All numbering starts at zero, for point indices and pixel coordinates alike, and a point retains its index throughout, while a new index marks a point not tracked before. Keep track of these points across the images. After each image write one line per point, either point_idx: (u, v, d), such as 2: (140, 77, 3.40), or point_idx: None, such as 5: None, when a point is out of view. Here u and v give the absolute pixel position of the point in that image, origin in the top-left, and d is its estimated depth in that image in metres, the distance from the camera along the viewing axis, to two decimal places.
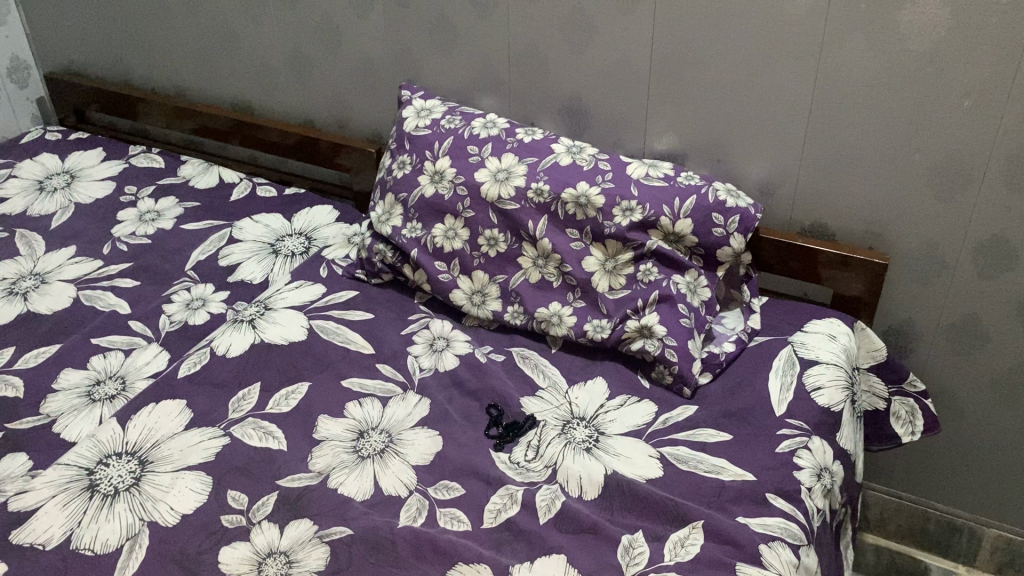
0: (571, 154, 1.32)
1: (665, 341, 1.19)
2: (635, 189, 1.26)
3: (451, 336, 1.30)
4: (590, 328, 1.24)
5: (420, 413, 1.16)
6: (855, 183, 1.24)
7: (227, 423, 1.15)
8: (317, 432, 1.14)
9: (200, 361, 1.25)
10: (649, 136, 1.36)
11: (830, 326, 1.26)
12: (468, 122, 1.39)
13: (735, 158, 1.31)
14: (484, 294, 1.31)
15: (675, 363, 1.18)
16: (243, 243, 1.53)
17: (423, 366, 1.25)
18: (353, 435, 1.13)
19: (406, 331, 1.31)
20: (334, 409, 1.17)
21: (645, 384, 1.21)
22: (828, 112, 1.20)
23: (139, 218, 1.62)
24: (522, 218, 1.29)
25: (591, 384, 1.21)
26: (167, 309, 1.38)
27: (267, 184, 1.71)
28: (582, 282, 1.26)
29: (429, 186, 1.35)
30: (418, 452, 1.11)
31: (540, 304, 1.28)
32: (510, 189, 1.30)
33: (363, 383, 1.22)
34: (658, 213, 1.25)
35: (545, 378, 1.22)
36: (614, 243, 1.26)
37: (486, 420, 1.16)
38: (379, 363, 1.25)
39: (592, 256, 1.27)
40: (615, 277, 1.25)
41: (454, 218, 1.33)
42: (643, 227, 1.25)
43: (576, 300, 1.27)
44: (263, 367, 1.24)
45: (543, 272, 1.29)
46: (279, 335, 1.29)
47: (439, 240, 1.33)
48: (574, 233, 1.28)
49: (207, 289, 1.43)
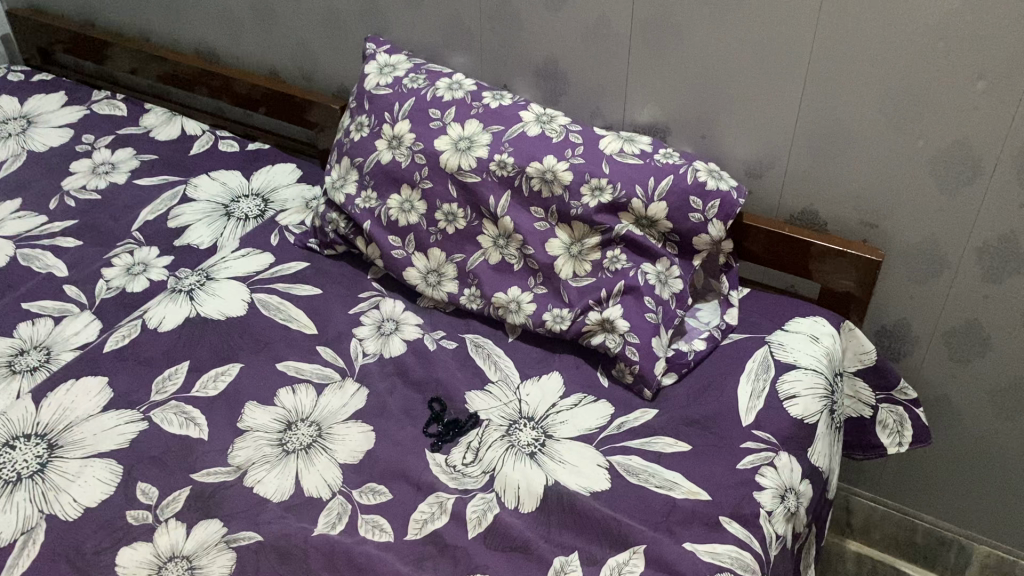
0: (540, 123, 1.20)
1: (628, 337, 1.08)
2: (606, 165, 1.15)
3: (401, 317, 1.20)
4: (549, 317, 1.14)
5: (356, 404, 1.07)
6: (852, 169, 1.11)
7: (147, 406, 1.07)
8: (242, 422, 1.06)
9: (130, 336, 1.17)
10: (629, 106, 1.23)
11: (814, 326, 1.14)
12: (433, 82, 1.27)
13: (721, 135, 1.18)
14: (440, 274, 1.21)
15: (636, 363, 1.07)
16: (196, 204, 1.44)
17: (366, 351, 1.15)
18: (280, 427, 1.05)
19: (354, 310, 1.21)
20: (264, 395, 1.09)
21: (604, 384, 1.10)
22: (823, 89, 1.07)
23: (92, 170, 1.53)
24: (483, 193, 1.18)
25: (546, 379, 1.11)
26: (106, 274, 1.30)
27: (231, 138, 1.61)
28: (543, 267, 1.15)
29: (386, 151, 1.24)
30: (347, 449, 1.02)
31: (498, 288, 1.18)
32: (471, 160, 1.18)
33: (300, 367, 1.13)
34: (629, 195, 1.13)
35: (496, 370, 1.12)
36: (580, 225, 1.15)
37: (427, 415, 1.06)
38: (319, 346, 1.16)
39: (557, 238, 1.16)
40: (580, 262, 1.14)
41: (411, 188, 1.22)
42: (613, 209, 1.14)
43: (537, 286, 1.16)
44: (196, 346, 1.15)
45: (504, 253, 1.18)
46: (216, 310, 1.20)
47: (394, 212, 1.23)
48: (538, 212, 1.17)
49: (151, 253, 1.34)
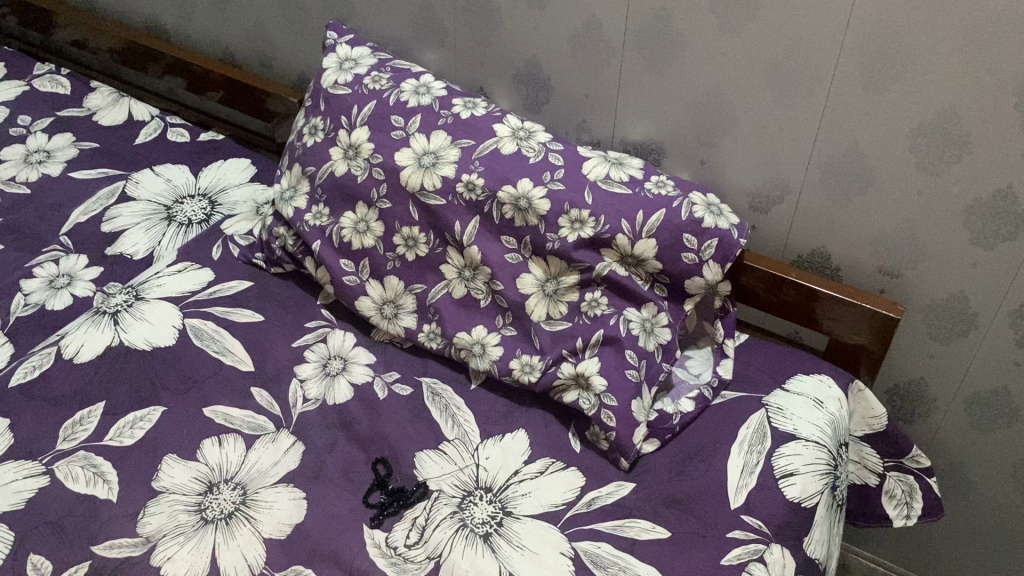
0: (516, 140, 1.04)
1: (604, 399, 0.94)
2: (589, 194, 0.99)
3: (351, 355, 1.06)
4: (517, 365, 0.99)
5: (289, 463, 0.94)
6: (874, 211, 0.96)
7: (51, 457, 0.93)
8: (157, 480, 0.92)
9: (41, 367, 1.02)
10: (620, 121, 1.07)
11: (818, 387, 1.00)
12: (398, 83, 1.10)
13: (725, 162, 1.02)
14: (397, 306, 1.06)
15: (613, 429, 0.93)
16: (135, 204, 1.29)
17: (307, 396, 1.01)
18: (199, 489, 0.91)
19: (298, 343, 1.07)
20: (185, 448, 0.95)
21: (575, 448, 0.96)
22: (845, 121, 0.91)
23: (24, 159, 1.37)
24: (447, 217, 1.02)
25: (510, 439, 0.97)
26: (25, 286, 1.15)
27: (182, 126, 1.46)
28: (513, 306, 1.01)
29: (341, 162, 1.08)
30: (274, 520, 0.89)
31: (461, 327, 1.03)
32: (435, 180, 1.02)
33: (230, 415, 0.99)
34: (614, 230, 0.98)
35: (453, 426, 0.98)
36: (557, 261, 1.00)
37: (370, 480, 0.93)
38: (255, 387, 1.02)
39: (529, 273, 1.01)
40: (555, 303, 0.99)
41: (367, 207, 1.06)
42: (595, 246, 0.99)
43: (505, 327, 1.02)
44: (114, 383, 1.01)
45: (469, 286, 1.03)
46: (142, 338, 1.06)
47: (347, 233, 1.07)
48: (510, 242, 1.01)
49: (78, 263, 1.19)
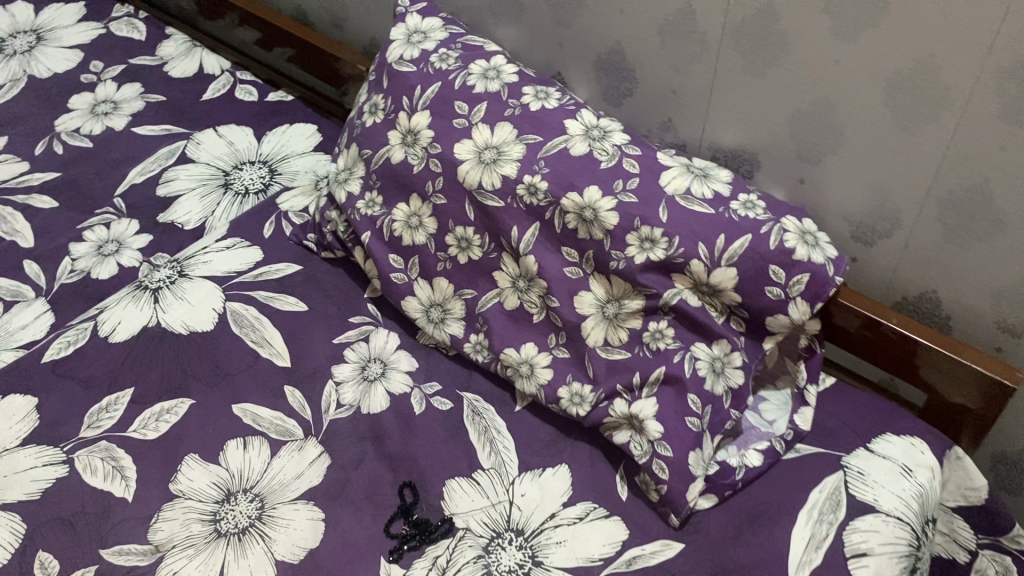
0: (589, 140, 0.92)
1: (657, 447, 0.84)
2: (664, 210, 0.87)
3: (391, 359, 0.99)
4: (566, 394, 0.90)
5: (311, 478, 0.88)
6: (999, 261, 0.81)
7: (72, 445, 0.90)
8: (175, 482, 0.87)
9: (75, 344, 0.99)
10: (710, 124, 0.94)
11: (908, 451, 0.88)
12: (466, 63, 1.00)
13: (826, 183, 0.88)
14: (445, 310, 0.98)
15: (664, 483, 0.83)
16: (193, 167, 1.23)
17: (341, 401, 0.94)
18: (217, 497, 0.86)
19: (339, 340, 1.00)
20: (207, 448, 0.90)
21: (621, 497, 0.87)
22: (975, 155, 0.75)
23: (91, 109, 1.33)
24: (504, 221, 0.92)
25: (550, 475, 0.88)
26: (73, 251, 1.12)
27: (252, 83, 1.39)
28: (568, 327, 0.91)
29: (398, 148, 0.99)
30: (288, 541, 0.83)
31: (509, 343, 0.94)
32: (495, 178, 0.92)
33: (259, 415, 0.93)
34: (689, 254, 0.86)
35: (490, 453, 0.90)
36: (620, 282, 0.89)
37: (394, 506, 0.86)
38: (288, 386, 0.96)
39: (589, 291, 0.90)
40: (614, 329, 0.89)
41: (421, 200, 0.97)
42: (665, 270, 0.87)
43: (558, 347, 0.92)
44: (145, 368, 0.97)
45: (523, 299, 0.93)
46: (180, 320, 1.01)
47: (399, 226, 0.99)
48: (571, 255, 0.91)
49: (128, 228, 1.15)
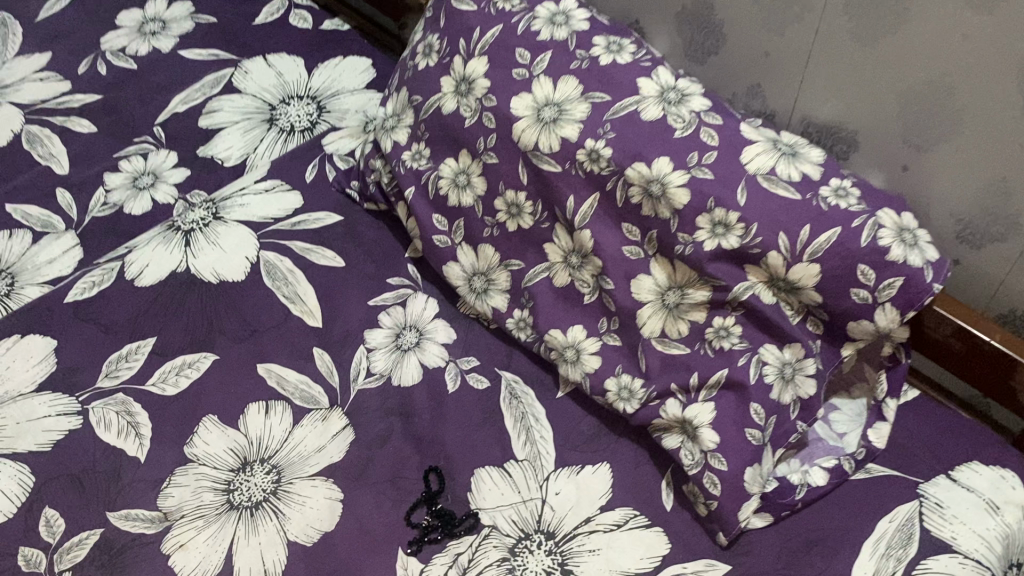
0: (663, 104, 0.81)
1: (711, 459, 0.75)
2: (743, 191, 0.76)
3: (428, 328, 0.91)
4: (613, 387, 0.82)
5: (332, 453, 0.82)
6: None
7: (89, 395, 0.85)
8: (190, 445, 0.82)
9: (100, 285, 0.94)
10: (805, 94, 0.82)
11: (996, 485, 0.77)
12: (532, 5, 0.88)
13: (934, 173, 0.76)
14: (489, 280, 0.90)
15: (715, 499, 0.75)
16: (238, 98, 1.16)
17: (372, 370, 0.87)
18: (232, 466, 0.81)
19: (375, 302, 0.93)
20: (226, 409, 0.85)
21: (665, 506, 0.78)
22: None
23: (138, 27, 1.25)
24: (560, 189, 0.83)
25: (588, 473, 0.81)
26: (108, 181, 1.06)
27: (307, 9, 1.30)
28: (622, 313, 0.82)
29: (451, 97, 0.89)
30: (302, 521, 0.78)
31: (556, 324, 0.86)
32: (553, 141, 0.82)
33: (283, 377, 0.87)
34: (766, 245, 0.75)
35: (526, 444, 0.82)
36: (684, 269, 0.79)
37: (418, 493, 0.80)
38: (316, 348, 0.89)
39: (649, 275, 0.81)
40: (673, 320, 0.80)
41: (471, 157, 0.88)
42: (738, 260, 0.77)
43: (609, 334, 0.83)
44: (170, 317, 0.91)
45: (574, 277, 0.85)
46: (210, 268, 0.95)
47: (445, 184, 0.90)
48: (632, 233, 0.81)
49: (166, 161, 1.09)
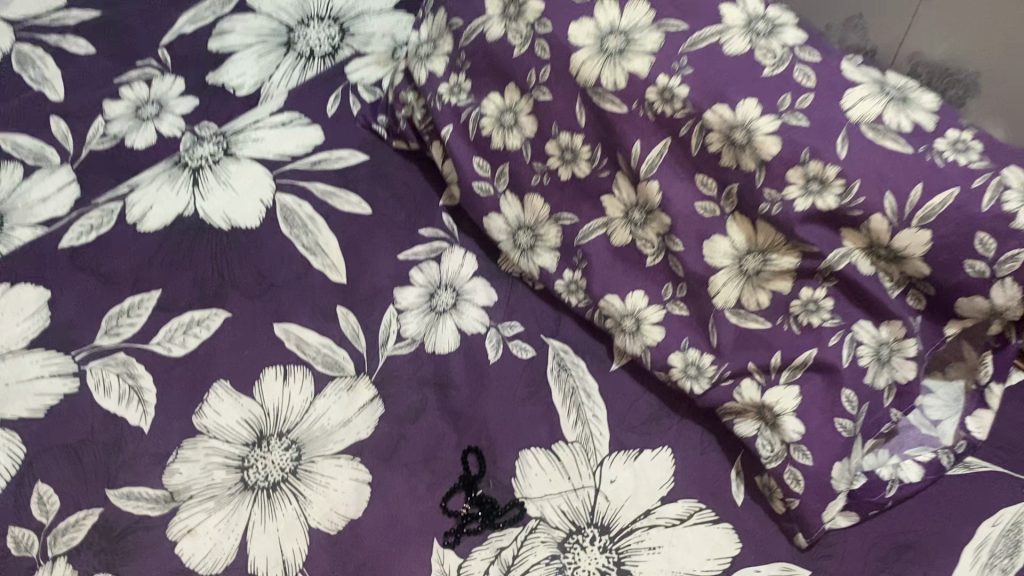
0: (750, 35, 0.66)
1: (794, 452, 0.66)
2: (844, 141, 0.62)
3: (465, 287, 0.81)
4: (678, 362, 0.72)
5: (360, 428, 0.73)
6: None
7: (86, 354, 0.76)
8: (198, 415, 0.73)
9: (97, 230, 0.83)
10: (919, 24, 0.70)
11: None
12: None
13: None
14: (536, 235, 0.79)
15: (796, 497, 0.66)
16: (252, 18, 1.02)
17: (402, 334, 0.78)
18: (246, 440, 0.72)
19: (407, 255, 0.82)
20: (241, 373, 0.75)
21: (735, 501, 0.70)
22: None
23: None
24: (625, 133, 0.70)
25: (648, 459, 0.71)
26: (108, 109, 0.95)
27: None
28: (691, 279, 0.71)
29: (497, 22, 0.75)
30: (325, 505, 0.69)
31: (612, 288, 0.75)
32: (618, 76, 0.68)
33: (304, 339, 0.77)
34: (869, 207, 0.62)
35: (576, 423, 0.73)
36: (767, 230, 0.67)
37: (455, 477, 0.71)
38: (339, 308, 0.79)
39: (724, 236, 0.69)
40: (752, 290, 0.69)
41: (519, 93, 0.76)
42: (832, 223, 0.64)
43: (674, 302, 0.73)
44: (176, 268, 0.81)
45: (636, 235, 0.73)
46: (221, 212, 0.84)
47: (488, 124, 0.79)
48: (707, 186, 0.68)
49: (172, 88, 0.97)
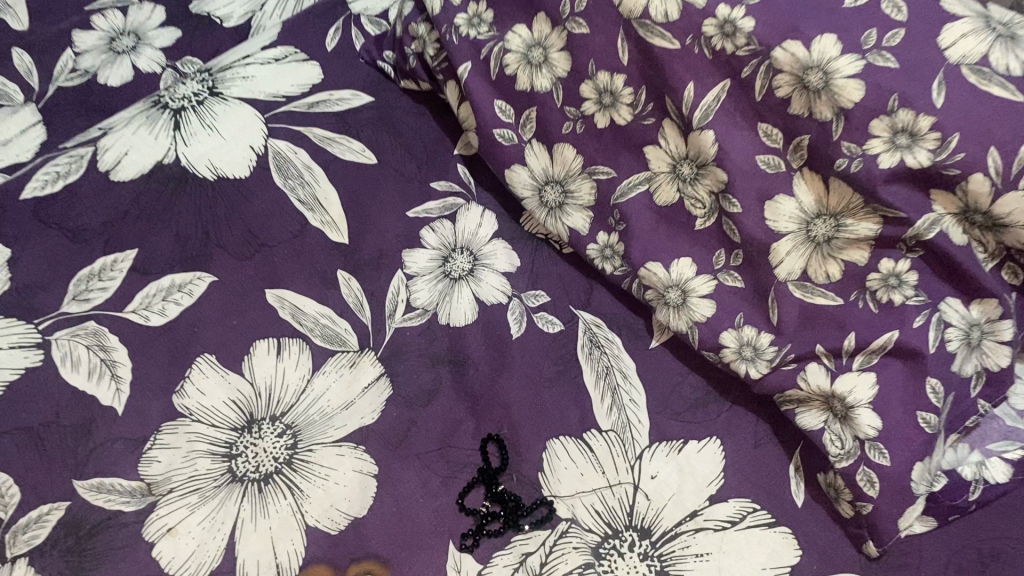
0: None
1: (869, 449, 0.57)
2: (941, 86, 0.49)
3: (484, 251, 0.71)
4: (730, 342, 0.63)
5: (364, 412, 0.64)
6: None
7: (52, 322, 0.66)
8: (179, 395, 0.64)
9: (64, 178, 0.71)
10: None
11: None
12: None
13: None
14: (565, 192, 0.69)
15: (871, 502, 0.57)
16: None
17: (412, 303, 0.68)
18: (234, 424, 0.63)
19: (417, 212, 0.72)
20: (228, 347, 0.66)
21: (795, 502, 0.61)
22: None
23: None
24: (675, 73, 0.59)
25: (694, 451, 0.63)
26: (77, 41, 0.84)
27: None
28: (749, 246, 0.61)
29: None
30: (324, 501, 0.61)
31: (654, 255, 0.65)
32: (670, 5, 0.56)
33: (300, 308, 0.68)
34: (970, 164, 0.49)
35: (611, 410, 0.64)
36: (840, 189, 0.55)
37: (474, 471, 0.63)
38: (341, 272, 0.69)
39: (791, 196, 0.57)
40: (822, 260, 0.58)
41: (550, 25, 0.65)
42: (921, 182, 0.52)
43: (726, 271, 0.63)
44: (154, 224, 0.70)
45: (683, 193, 0.63)
46: (205, 158, 0.73)
47: (513, 62, 0.68)
48: (770, 137, 0.57)
49: (150, 18, 0.86)
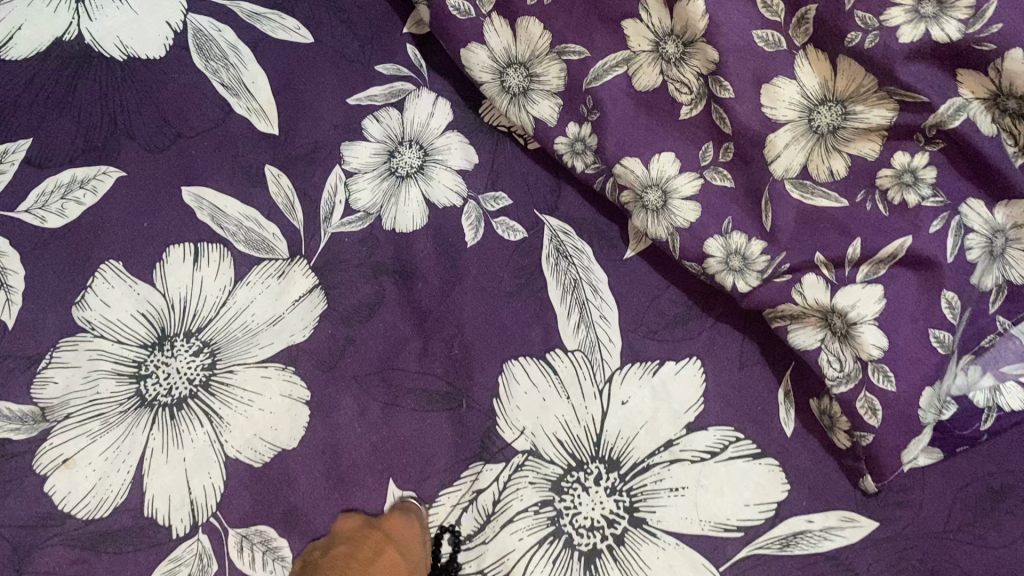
0: None
1: (872, 373, 0.49)
2: None
3: (435, 144, 0.61)
4: (718, 250, 0.54)
5: (294, 329, 0.56)
6: None
7: None
8: (80, 307, 0.55)
9: None
10: None
11: None
12: None
13: None
14: (531, 77, 0.58)
15: (872, 434, 0.50)
16: None
17: (352, 205, 0.59)
18: (143, 340, 0.55)
19: (360, 99, 0.62)
20: (139, 250, 0.57)
21: (784, 432, 0.55)
22: None
23: None
24: None
25: (670, 373, 0.56)
26: None
27: None
28: (742, 138, 0.51)
29: None
30: (248, 429, 0.54)
31: (632, 150, 0.55)
32: None
33: (222, 209, 0.59)
34: (1008, 36, 0.40)
35: (579, 328, 0.57)
36: (851, 68, 0.45)
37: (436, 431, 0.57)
38: (269, 167, 0.60)
39: (792, 78, 0.47)
40: (825, 155, 0.48)
41: None
42: (947, 57, 0.42)
43: (715, 169, 0.53)
44: (50, 110, 0.60)
45: (667, 74, 0.52)
46: (112, 36, 0.61)
47: None
48: (770, 8, 0.47)
49: None
